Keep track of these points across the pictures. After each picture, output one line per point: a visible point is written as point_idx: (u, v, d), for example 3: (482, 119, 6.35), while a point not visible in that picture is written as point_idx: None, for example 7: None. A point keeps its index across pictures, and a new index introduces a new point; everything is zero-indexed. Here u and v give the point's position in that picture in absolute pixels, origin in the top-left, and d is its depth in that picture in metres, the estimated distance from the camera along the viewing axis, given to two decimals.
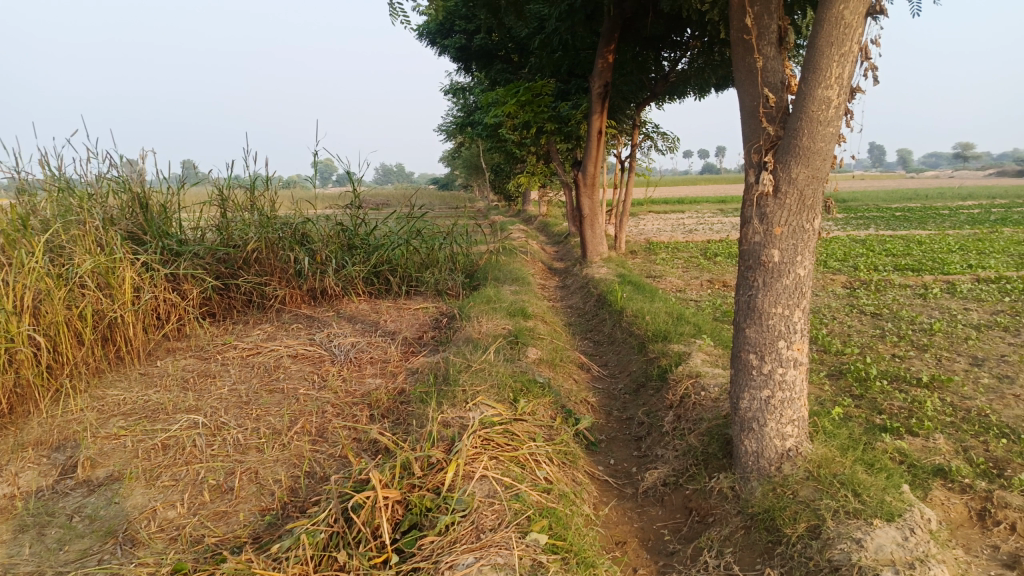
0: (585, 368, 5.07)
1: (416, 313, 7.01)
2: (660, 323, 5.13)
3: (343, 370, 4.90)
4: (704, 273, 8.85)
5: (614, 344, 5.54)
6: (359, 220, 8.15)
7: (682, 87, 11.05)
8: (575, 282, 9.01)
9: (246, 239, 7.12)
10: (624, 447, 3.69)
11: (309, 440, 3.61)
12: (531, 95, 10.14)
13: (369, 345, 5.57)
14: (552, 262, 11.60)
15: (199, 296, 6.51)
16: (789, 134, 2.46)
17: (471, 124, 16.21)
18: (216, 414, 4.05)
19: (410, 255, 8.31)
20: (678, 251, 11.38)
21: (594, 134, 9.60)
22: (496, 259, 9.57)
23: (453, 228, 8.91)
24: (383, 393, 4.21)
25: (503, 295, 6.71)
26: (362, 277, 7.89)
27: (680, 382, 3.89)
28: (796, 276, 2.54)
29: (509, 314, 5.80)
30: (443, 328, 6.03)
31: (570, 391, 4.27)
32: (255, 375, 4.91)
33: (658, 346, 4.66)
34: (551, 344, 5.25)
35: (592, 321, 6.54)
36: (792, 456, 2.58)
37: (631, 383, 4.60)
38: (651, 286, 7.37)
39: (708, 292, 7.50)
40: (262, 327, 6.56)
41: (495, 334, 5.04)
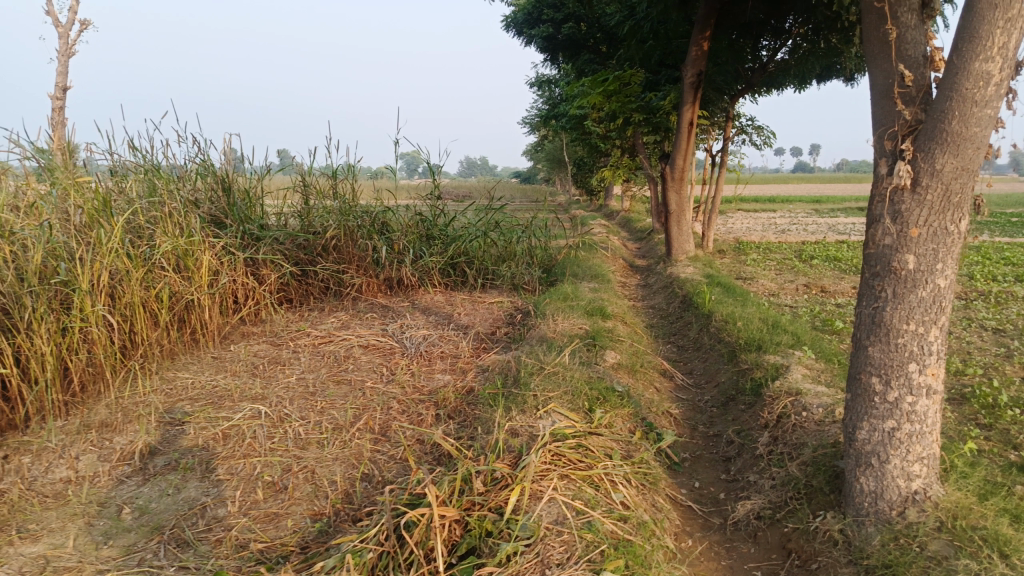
0: (667, 376, 4.70)
1: (491, 307, 6.78)
2: (752, 331, 4.70)
3: (412, 364, 4.71)
4: (799, 277, 8.25)
5: (700, 350, 5.14)
6: (438, 210, 7.99)
7: (780, 78, 10.40)
8: (659, 281, 8.58)
9: (326, 227, 7.06)
10: (710, 468, 3.33)
11: (372, 438, 3.42)
12: (619, 85, 9.73)
13: (441, 339, 5.38)
14: (635, 259, 11.17)
15: (276, 281, 6.48)
16: (934, 117, 2.07)
17: (556, 116, 15.89)
18: (281, 404, 3.92)
19: (487, 248, 8.09)
20: (770, 252, 10.73)
21: (686, 126, 9.10)
22: (576, 254, 9.25)
23: (532, 221, 8.64)
24: (451, 391, 3.98)
25: (582, 293, 6.39)
26: (438, 268, 7.73)
27: (777, 399, 3.49)
28: (934, 287, 2.15)
29: (588, 313, 5.49)
30: (518, 325, 5.77)
31: (651, 401, 3.92)
32: (323, 365, 4.78)
33: (751, 357, 4.25)
34: (632, 348, 4.91)
35: (677, 324, 6.14)
36: (919, 500, 2.19)
37: (718, 396, 4.21)
38: (741, 289, 6.88)
39: (803, 298, 6.95)
40: (338, 315, 6.46)
41: (572, 335, 4.74)
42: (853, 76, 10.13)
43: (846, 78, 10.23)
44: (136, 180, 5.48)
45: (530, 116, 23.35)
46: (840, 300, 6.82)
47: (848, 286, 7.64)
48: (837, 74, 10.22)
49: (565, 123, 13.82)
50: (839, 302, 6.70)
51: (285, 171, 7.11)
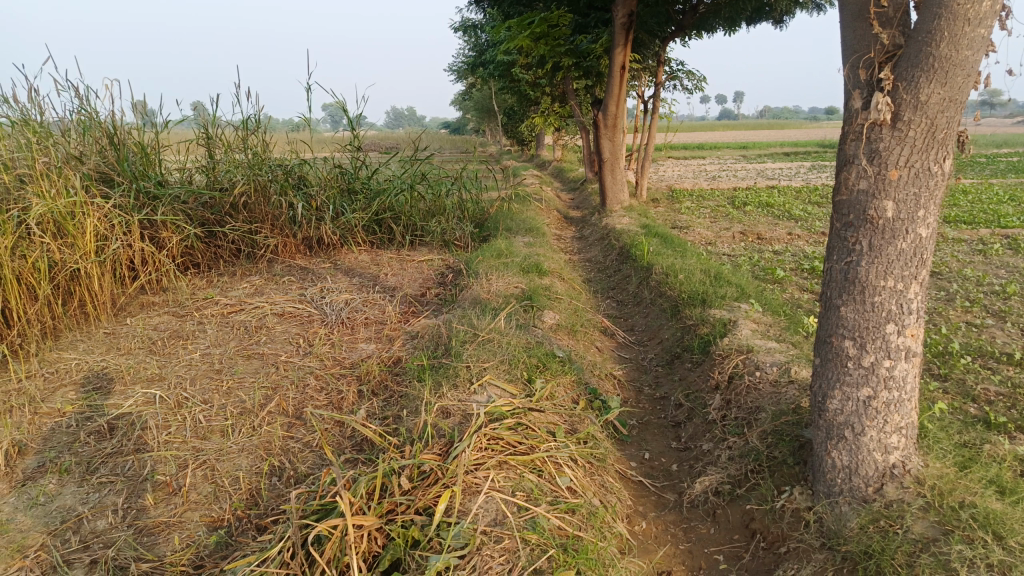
0: (609, 334, 4.43)
1: (420, 266, 6.37)
2: (696, 283, 4.46)
3: (333, 333, 4.29)
4: (735, 224, 8.11)
5: (640, 305, 4.88)
6: (360, 162, 7.46)
7: (711, 19, 10.11)
8: (594, 232, 8.31)
9: (234, 182, 6.47)
10: (659, 435, 3.07)
11: (284, 423, 3.02)
12: (548, 29, 9.21)
13: (365, 303, 4.95)
14: (569, 210, 10.88)
15: (179, 246, 5.88)
16: (918, 39, 1.75)
17: (482, 64, 15.27)
18: (180, 387, 3.47)
19: (414, 202, 7.62)
20: (703, 199, 10.61)
21: (617, 70, 8.73)
22: (509, 207, 8.87)
23: (462, 172, 8.19)
24: (375, 363, 3.60)
25: (516, 248, 6.05)
26: (362, 225, 7.24)
27: (728, 358, 3.25)
28: (916, 237, 1.88)
29: (523, 270, 5.15)
30: (449, 285, 5.39)
31: (594, 363, 3.63)
32: (232, 337, 4.31)
33: (696, 311, 4.01)
34: (570, 306, 4.61)
35: (615, 278, 5.87)
36: (898, 475, 1.96)
37: (662, 354, 3.97)
38: (679, 239, 6.67)
39: (740, 246, 6.80)
40: (250, 280, 5.92)
41: (506, 296, 4.40)
42: (782, 17, 9.93)
43: (775, 19, 10.02)
44: (4, 136, 4.72)
45: (456, 64, 22.51)
46: (777, 247, 6.69)
47: (782, 232, 7.53)
48: (767, 15, 10.05)
49: (492, 70, 13.24)
50: (776, 249, 6.57)
51: (185, 123, 6.45)
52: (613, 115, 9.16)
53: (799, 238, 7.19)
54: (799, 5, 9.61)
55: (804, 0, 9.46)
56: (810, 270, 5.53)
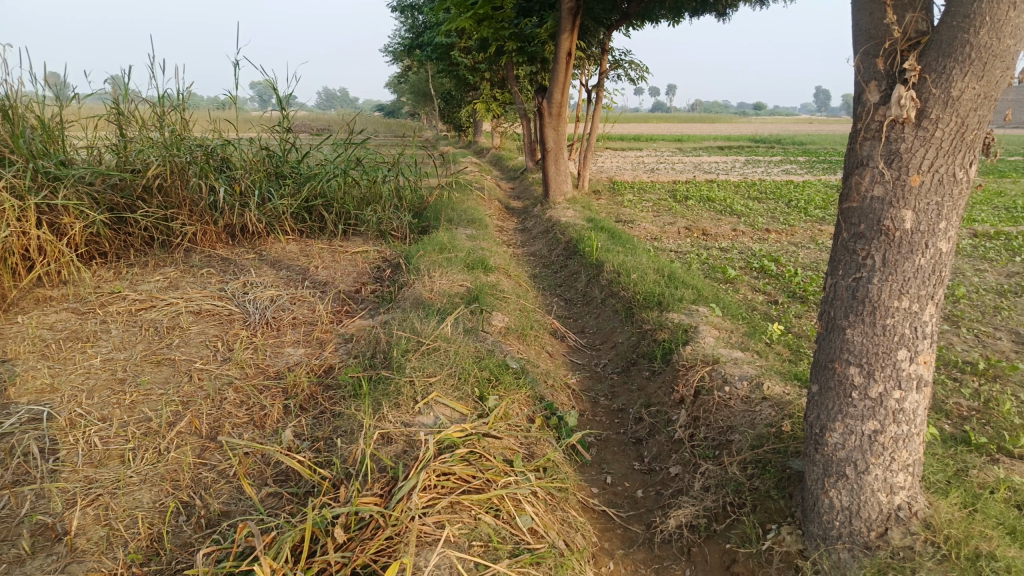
0: (559, 337, 4.15)
1: (354, 258, 5.96)
2: (650, 282, 4.23)
3: (256, 335, 3.87)
4: (679, 218, 7.97)
5: (591, 305, 4.63)
6: (289, 145, 6.96)
7: (655, 9, 9.93)
8: (537, 224, 8.04)
9: (147, 163, 5.89)
10: (621, 453, 2.81)
11: (196, 447, 2.61)
12: (491, 11, 8.83)
13: (293, 301, 4.52)
14: (509, 200, 10.57)
15: (83, 233, 5.27)
16: (952, 23, 1.54)
17: (420, 46, 14.77)
18: (73, 401, 2.99)
19: (347, 189, 7.17)
20: (645, 192, 10.48)
21: (563, 57, 8.44)
22: (448, 195, 8.50)
23: (399, 158, 7.76)
24: (304, 372, 3.21)
25: (458, 241, 5.70)
26: (290, 213, 6.75)
27: (692, 369, 3.01)
28: (935, 253, 1.67)
29: (466, 266, 4.81)
30: (386, 281, 5.02)
31: (546, 372, 3.34)
32: (140, 340, 3.83)
33: (653, 314, 3.77)
34: (518, 306, 4.31)
35: (561, 275, 5.61)
36: (903, 518, 1.75)
37: (617, 361, 3.71)
38: (625, 234, 6.46)
39: (687, 242, 6.64)
40: (164, 272, 5.39)
41: (450, 296, 4.06)
42: (726, 10, 9.85)
43: (719, 12, 9.93)
44: None
45: (393, 45, 21.80)
46: (723, 244, 6.56)
47: (727, 228, 7.43)
48: (711, 8, 9.96)
49: (431, 53, 12.78)
50: (723, 246, 6.44)
51: (95, 97, 5.89)
52: (557, 104, 8.88)
53: (744, 235, 7.09)
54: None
55: None
56: (759, 269, 5.40)
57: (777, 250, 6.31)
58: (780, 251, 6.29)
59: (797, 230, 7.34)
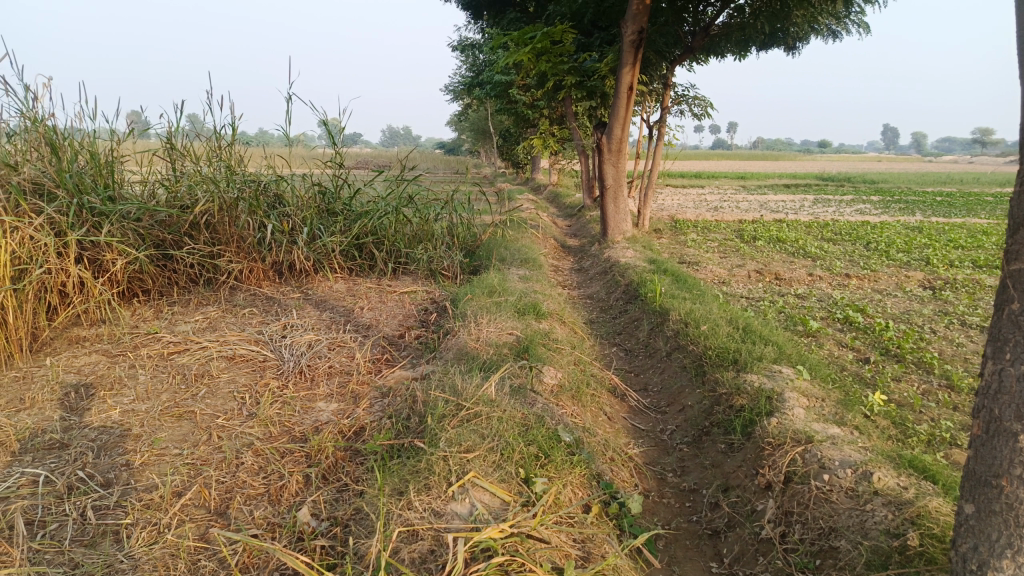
0: (618, 396, 3.71)
1: (401, 299, 5.67)
2: (722, 336, 3.76)
3: (288, 387, 3.56)
4: (748, 260, 7.47)
5: (654, 358, 4.19)
6: (341, 181, 6.79)
7: (721, 42, 9.55)
8: (595, 265, 7.65)
9: (196, 199, 5.77)
10: (694, 549, 2.36)
11: (200, 527, 2.28)
12: (550, 44, 8.57)
13: (332, 347, 4.22)
14: (566, 239, 10.21)
15: (125, 270, 5.12)
16: None
17: (479, 84, 14.72)
18: (79, 462, 2.72)
19: (399, 226, 6.93)
20: (710, 232, 9.99)
21: (624, 91, 8.09)
22: (503, 233, 8.18)
23: (453, 195, 7.51)
24: (331, 434, 2.87)
25: (510, 283, 5.35)
26: (339, 250, 6.53)
27: (778, 449, 2.54)
28: None
29: (518, 312, 4.44)
30: (432, 326, 4.69)
31: (606, 441, 2.91)
32: (166, 389, 3.56)
33: (727, 375, 3.30)
34: (573, 359, 3.90)
35: (621, 322, 5.18)
36: None
37: (686, 429, 3.25)
38: (691, 277, 6.01)
39: (758, 287, 6.13)
40: (205, 311, 5.18)
41: (499, 347, 3.68)
42: (796, 43, 9.39)
43: (788, 45, 9.47)
44: None
45: (453, 84, 21.95)
46: (799, 290, 6.04)
47: (802, 272, 6.87)
48: (779, 42, 9.53)
49: (490, 90, 12.66)
50: (799, 292, 5.91)
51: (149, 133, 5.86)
52: (618, 140, 8.49)
53: (821, 280, 6.53)
54: (815, 31, 9.10)
55: (820, 27, 8.91)
56: (843, 320, 4.87)
57: (860, 298, 5.74)
58: (864, 300, 5.72)
59: (880, 275, 6.74)
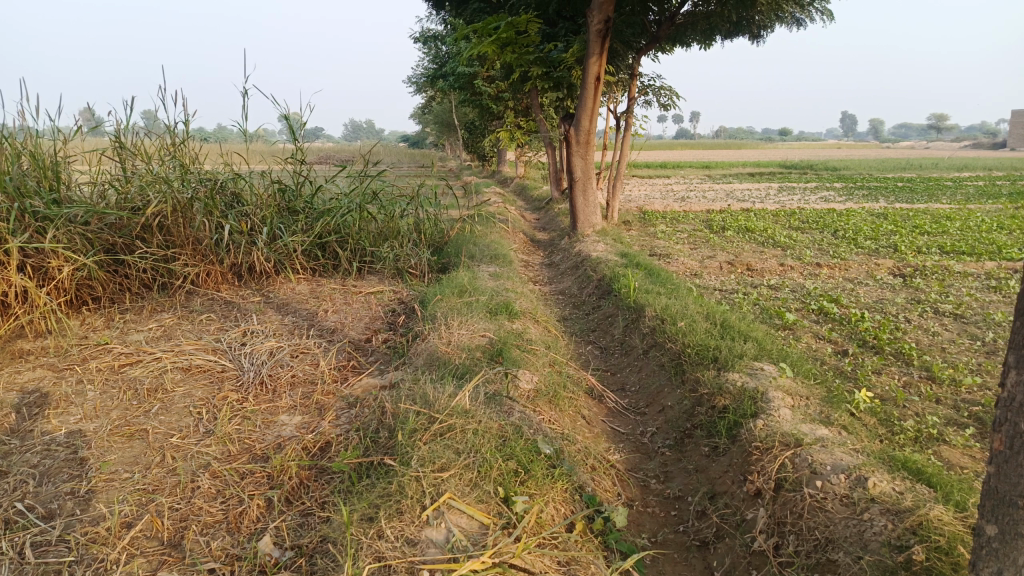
0: (596, 398, 3.59)
1: (368, 300, 5.48)
2: (701, 332, 3.66)
3: (248, 400, 3.36)
4: (719, 251, 7.41)
5: (631, 357, 4.06)
6: (302, 178, 6.56)
7: (686, 32, 9.48)
8: (566, 259, 7.52)
9: (148, 200, 5.50)
10: (683, 564, 2.24)
11: (151, 562, 2.10)
12: (515, 35, 8.40)
13: (296, 355, 4.03)
14: (535, 232, 10.07)
15: (73, 278, 4.85)
16: None
17: (442, 76, 14.48)
18: (18, 492, 2.50)
19: (363, 224, 6.71)
20: (679, 222, 9.93)
21: (591, 81, 7.95)
22: (471, 229, 8.01)
23: (418, 190, 7.31)
24: (295, 453, 2.69)
25: (480, 281, 5.19)
26: (302, 250, 6.30)
27: (767, 453, 2.43)
28: None
29: (489, 312, 4.29)
30: (400, 329, 4.51)
31: (586, 449, 2.78)
32: (116, 405, 3.34)
33: (708, 374, 3.20)
34: (548, 360, 3.76)
35: (594, 319, 5.05)
36: None
37: (668, 431, 3.14)
38: (663, 270, 5.91)
39: (731, 279, 6.06)
40: (160, 319, 4.94)
41: (471, 350, 3.52)
42: (760, 32, 9.36)
43: (752, 34, 9.44)
44: None
45: (415, 77, 21.63)
46: (772, 280, 5.98)
47: (773, 262, 6.82)
48: (744, 31, 9.48)
49: (453, 82, 12.45)
50: (772, 283, 5.84)
51: (97, 131, 5.59)
52: (585, 132, 8.35)
53: (793, 270, 6.49)
54: (779, 19, 9.06)
55: (784, 15, 8.88)
56: (819, 311, 4.82)
57: (833, 288, 5.70)
58: (837, 289, 5.68)
59: (850, 264, 6.72)
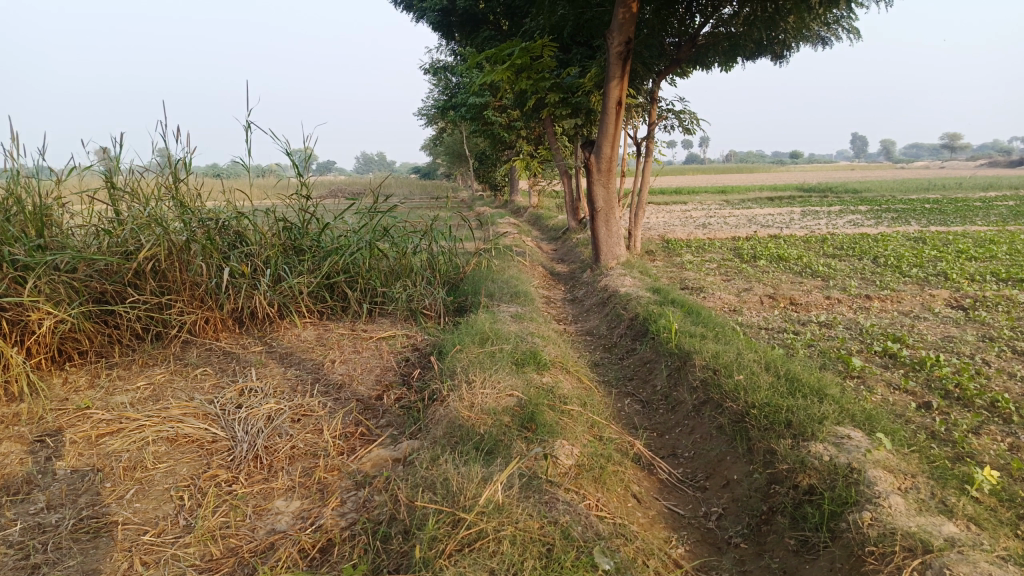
0: (645, 469, 3.06)
1: (379, 347, 5.00)
2: (765, 388, 3.14)
3: (240, 480, 2.87)
4: (755, 283, 6.89)
5: (680, 415, 3.54)
6: (308, 215, 6.14)
7: (707, 54, 9.06)
8: (591, 295, 7.02)
9: (141, 243, 5.08)
10: None
11: None
12: (530, 60, 8.00)
13: (297, 419, 3.53)
14: (554, 265, 9.59)
15: (56, 331, 4.42)
16: None
17: (454, 107, 14.17)
18: None
19: (373, 262, 6.26)
20: (706, 251, 9.43)
21: (613, 106, 7.53)
22: (488, 263, 7.54)
23: (432, 224, 6.86)
24: (287, 561, 2.19)
25: (502, 325, 4.70)
26: (308, 292, 5.85)
27: (885, 562, 1.93)
28: None
29: (516, 363, 3.79)
30: (416, 383, 4.01)
31: (647, 548, 2.26)
32: (87, 488, 2.86)
33: (784, 443, 2.68)
34: (587, 423, 3.24)
35: (630, 366, 4.54)
36: None
37: (738, 514, 2.62)
38: (700, 307, 5.39)
39: (775, 315, 5.54)
40: (150, 375, 4.47)
41: (499, 416, 3.02)
42: (784, 53, 8.93)
43: (776, 55, 9.00)
44: None
45: (426, 108, 21.43)
46: (821, 316, 5.45)
47: (818, 295, 6.30)
48: (768, 52, 9.06)
49: (465, 112, 12.10)
50: (822, 320, 5.32)
51: (90, 170, 5.21)
52: (606, 158, 7.89)
53: (841, 303, 5.96)
54: (805, 38, 8.62)
55: (810, 35, 8.46)
56: (884, 354, 4.28)
57: (891, 325, 5.17)
58: (895, 327, 5.14)
59: (901, 295, 6.19)
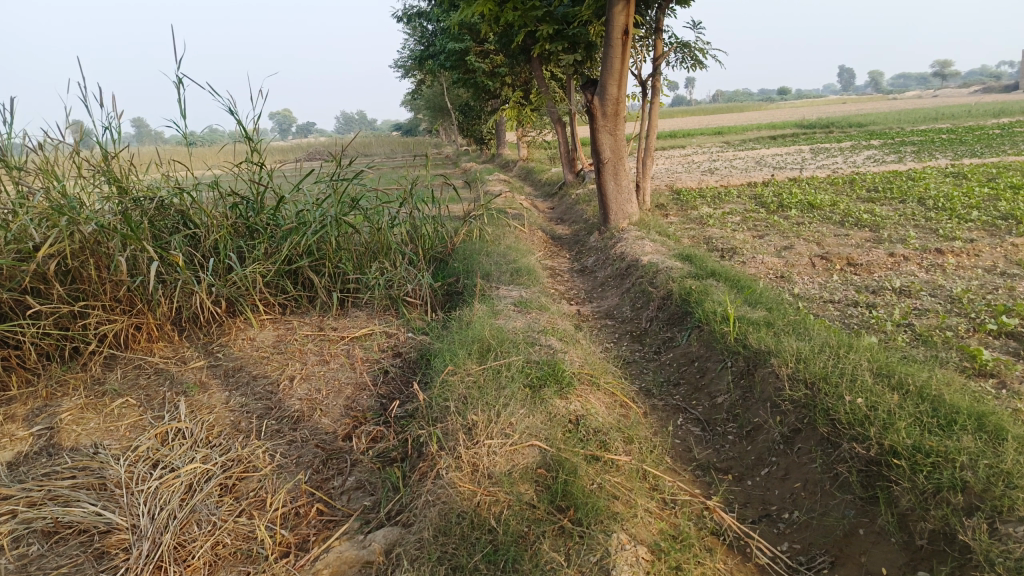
0: (737, 550, 2.07)
1: (350, 352, 3.97)
2: (903, 421, 2.14)
3: None
4: (795, 240, 5.87)
5: (764, 452, 2.54)
6: (262, 187, 4.96)
7: None
8: (604, 264, 5.99)
9: (44, 237, 3.93)
10: None
11: None
12: None
13: (230, 485, 2.50)
14: (554, 227, 8.51)
15: None
16: None
17: (433, 57, 12.84)
18: None
19: (343, 239, 5.16)
20: (724, 202, 8.39)
21: (617, 37, 6.35)
22: (480, 232, 6.46)
23: (411, 189, 5.75)
24: None
25: (504, 319, 3.68)
26: (267, 282, 4.76)
27: None
28: None
29: (531, 385, 2.77)
30: (397, 415, 2.99)
31: None
32: None
33: (974, 532, 1.70)
34: (644, 483, 2.24)
35: (672, 364, 3.53)
36: None
37: None
38: (748, 279, 4.35)
39: (835, 282, 4.53)
40: (53, 412, 3.39)
41: (517, 491, 2.01)
42: None
43: None
44: None
45: (403, 61, 19.99)
46: (895, 280, 4.43)
47: (878, 251, 5.28)
48: None
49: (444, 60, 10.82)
50: (898, 286, 4.29)
51: None
52: (612, 100, 6.75)
53: (908, 261, 4.95)
54: None
55: None
56: (1005, 336, 3.28)
57: (987, 289, 4.16)
58: (992, 291, 4.13)
59: (978, 246, 5.15)
